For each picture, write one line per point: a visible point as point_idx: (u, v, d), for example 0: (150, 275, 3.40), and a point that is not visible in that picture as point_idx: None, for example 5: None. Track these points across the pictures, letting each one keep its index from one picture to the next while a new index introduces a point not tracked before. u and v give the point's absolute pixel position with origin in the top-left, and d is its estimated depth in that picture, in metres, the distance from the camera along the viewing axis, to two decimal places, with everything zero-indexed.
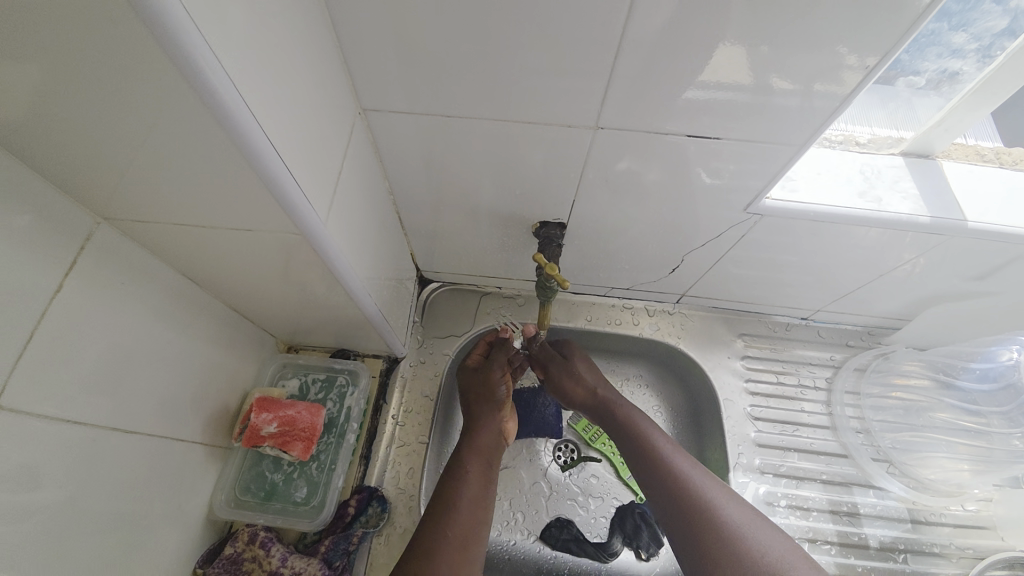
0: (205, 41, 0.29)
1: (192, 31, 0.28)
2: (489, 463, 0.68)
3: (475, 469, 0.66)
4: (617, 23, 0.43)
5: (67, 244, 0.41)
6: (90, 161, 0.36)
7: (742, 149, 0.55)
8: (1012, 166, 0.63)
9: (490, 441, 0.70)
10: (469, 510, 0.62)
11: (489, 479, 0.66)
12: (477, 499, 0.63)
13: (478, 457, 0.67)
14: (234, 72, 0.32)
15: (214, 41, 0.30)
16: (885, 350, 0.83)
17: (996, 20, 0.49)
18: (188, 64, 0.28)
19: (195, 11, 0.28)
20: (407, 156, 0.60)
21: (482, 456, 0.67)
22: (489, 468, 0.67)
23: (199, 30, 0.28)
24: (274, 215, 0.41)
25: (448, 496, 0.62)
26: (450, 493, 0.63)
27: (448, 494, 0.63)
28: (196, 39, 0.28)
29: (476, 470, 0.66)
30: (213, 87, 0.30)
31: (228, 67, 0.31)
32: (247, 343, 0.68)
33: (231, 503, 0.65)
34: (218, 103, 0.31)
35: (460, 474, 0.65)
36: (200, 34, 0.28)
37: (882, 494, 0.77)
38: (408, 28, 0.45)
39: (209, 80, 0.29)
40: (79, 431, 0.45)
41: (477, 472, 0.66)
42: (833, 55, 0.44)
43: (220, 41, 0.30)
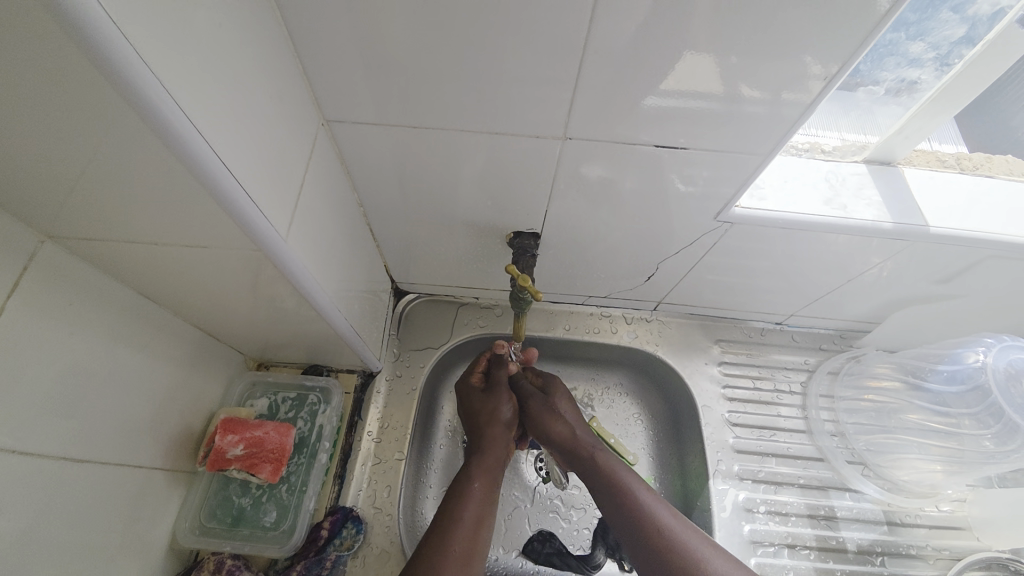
0: (138, 50, 0.27)
1: (127, 46, 0.26)
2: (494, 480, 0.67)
3: (481, 486, 0.65)
4: (582, 33, 0.43)
5: (7, 265, 0.39)
6: (25, 177, 0.34)
7: (712, 159, 0.55)
8: (972, 172, 0.65)
9: (499, 460, 0.69)
10: (470, 529, 0.60)
11: (494, 497, 0.65)
12: (479, 516, 0.62)
13: (486, 476, 0.66)
14: (176, 83, 0.30)
15: (152, 53, 0.28)
16: (857, 353, 0.84)
17: (954, 28, 0.50)
18: (127, 76, 0.27)
19: (121, 17, 0.26)
20: (375, 167, 0.59)
21: (489, 474, 0.66)
22: (494, 487, 0.66)
23: (127, 38, 0.26)
24: (234, 234, 0.40)
25: (452, 514, 0.61)
26: (455, 511, 0.61)
27: (452, 511, 0.61)
28: (126, 48, 0.26)
29: (483, 487, 0.65)
30: (153, 99, 0.28)
31: (167, 79, 0.30)
32: (213, 362, 0.66)
33: (196, 530, 0.62)
34: (162, 115, 0.29)
35: (465, 491, 0.63)
36: (130, 43, 0.27)
37: (858, 497, 0.77)
38: (370, 37, 0.44)
39: (149, 91, 0.28)
40: (30, 463, 0.42)
41: (482, 489, 0.64)
42: (797, 64, 0.45)
43: (158, 51, 0.29)
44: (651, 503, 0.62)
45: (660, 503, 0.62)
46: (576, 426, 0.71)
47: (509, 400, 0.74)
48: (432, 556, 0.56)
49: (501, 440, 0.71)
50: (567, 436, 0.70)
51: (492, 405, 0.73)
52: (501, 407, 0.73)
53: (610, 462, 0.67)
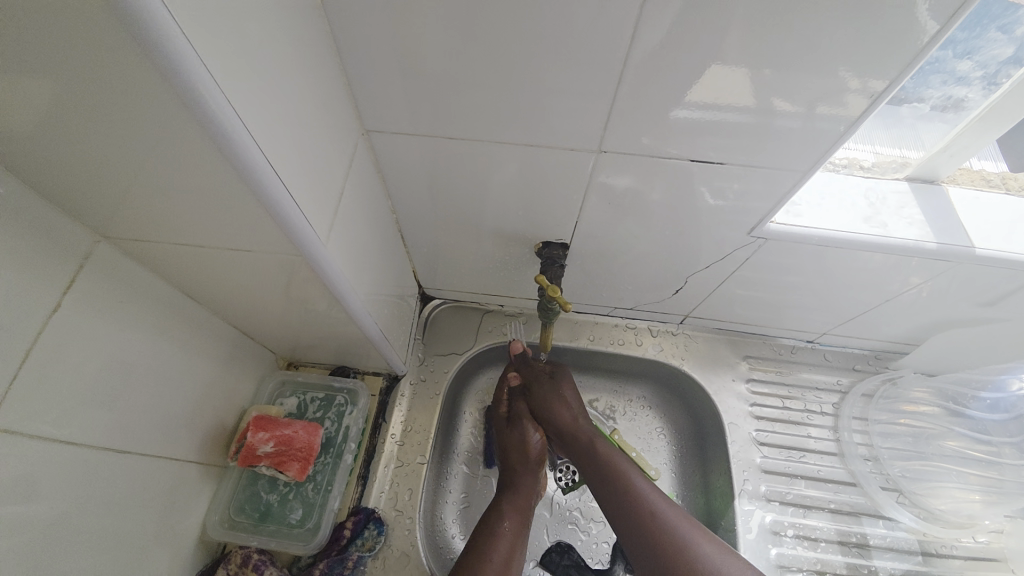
0: (202, 61, 0.29)
1: (192, 57, 0.28)
2: (525, 516, 0.67)
3: (512, 523, 0.65)
4: (619, 47, 0.43)
5: (65, 262, 0.41)
6: (89, 180, 0.36)
7: (747, 173, 0.55)
8: (1018, 192, 0.63)
9: (528, 495, 0.70)
10: (503, 566, 0.60)
11: (525, 533, 0.65)
12: (511, 553, 0.62)
13: (516, 512, 0.67)
14: (232, 92, 0.32)
15: (213, 64, 0.30)
16: (892, 375, 0.81)
17: (1002, 47, 0.49)
18: (189, 86, 0.28)
19: (189, 30, 0.28)
20: (409, 175, 0.60)
21: (519, 512, 0.67)
22: (525, 523, 0.67)
23: (194, 49, 0.28)
24: (276, 237, 0.41)
25: (481, 552, 0.61)
26: (486, 546, 0.61)
27: (484, 546, 0.61)
28: (191, 59, 0.28)
29: (513, 523, 0.65)
30: (211, 107, 0.30)
31: (225, 88, 0.31)
32: (247, 360, 0.68)
33: (224, 524, 0.64)
34: (219, 122, 0.31)
35: (496, 528, 0.64)
36: (195, 54, 0.28)
37: (892, 525, 0.74)
38: (411, 50, 0.45)
39: (208, 100, 0.30)
40: (73, 451, 0.44)
41: (513, 526, 0.65)
42: (834, 79, 0.44)
43: (218, 63, 0.30)
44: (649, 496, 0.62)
45: (658, 495, 0.62)
46: (581, 417, 0.71)
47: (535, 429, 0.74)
48: None
49: (529, 474, 0.71)
50: (572, 425, 0.70)
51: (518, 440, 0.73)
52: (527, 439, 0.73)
53: (613, 454, 0.67)
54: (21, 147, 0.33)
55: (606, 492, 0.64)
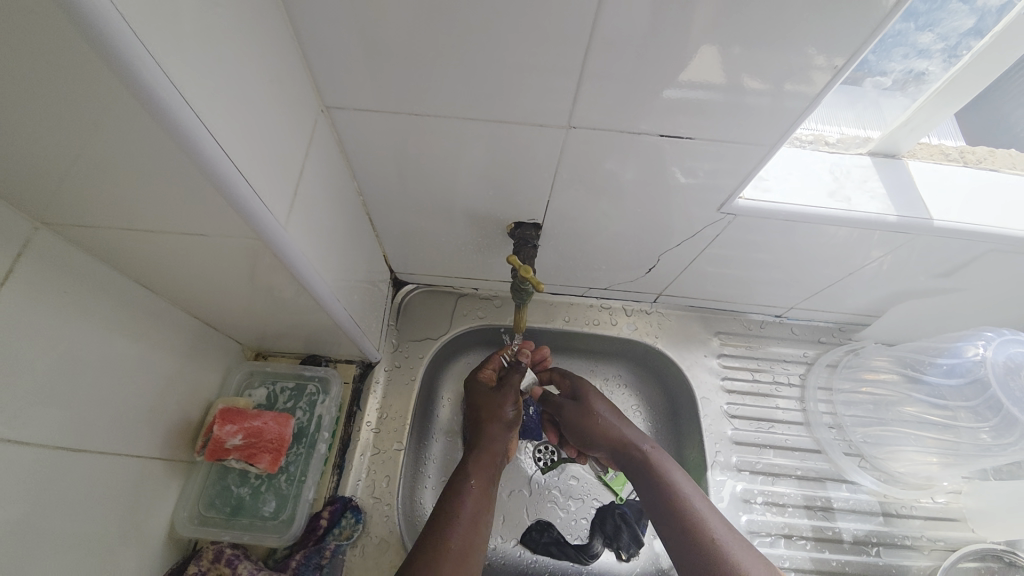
0: (135, 30, 0.26)
1: (122, 24, 0.25)
2: (491, 478, 0.67)
3: (478, 484, 0.65)
4: (588, 21, 0.42)
5: (1, 252, 0.38)
6: (17, 161, 0.33)
7: (718, 149, 0.54)
8: (975, 165, 0.65)
9: (496, 459, 0.69)
10: (468, 527, 0.60)
11: (491, 495, 0.65)
12: (477, 515, 0.62)
13: (482, 473, 0.66)
14: (175, 65, 0.29)
15: (149, 34, 0.27)
16: (855, 346, 0.85)
17: (963, 19, 0.50)
18: (122, 57, 0.26)
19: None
20: (375, 156, 0.58)
21: (487, 473, 0.66)
22: (492, 484, 0.66)
23: (123, 16, 0.25)
24: (232, 221, 0.39)
25: (448, 511, 0.61)
26: (450, 511, 0.61)
27: (448, 509, 0.61)
28: (121, 27, 0.25)
29: (479, 485, 0.65)
30: (151, 82, 0.28)
31: (165, 62, 0.29)
32: (210, 352, 0.65)
33: (194, 520, 0.62)
34: (161, 99, 0.28)
35: (462, 489, 0.64)
36: (128, 24, 0.26)
37: (855, 488, 0.78)
38: (371, 22, 0.43)
39: (145, 73, 0.27)
40: (27, 453, 0.42)
41: (479, 486, 0.65)
42: (802, 57, 0.44)
43: (156, 33, 0.28)
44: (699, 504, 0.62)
45: (701, 502, 0.62)
46: (618, 424, 0.72)
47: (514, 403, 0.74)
48: (424, 555, 0.56)
49: (500, 440, 0.71)
50: (614, 434, 0.71)
51: (495, 406, 0.73)
52: (505, 407, 0.72)
53: (662, 462, 0.67)
54: None
55: (653, 500, 0.64)
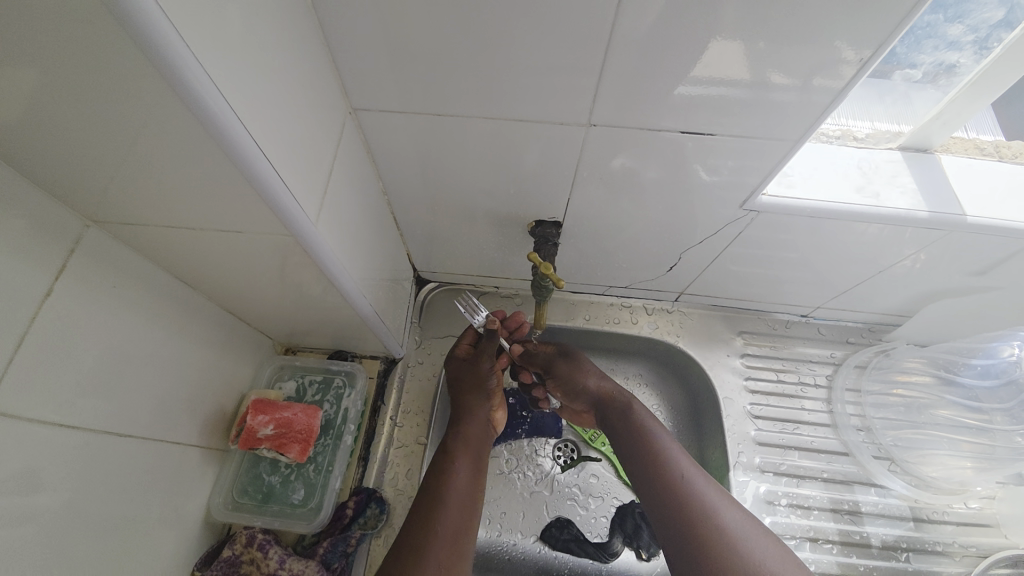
0: (184, 39, 0.28)
1: (172, 34, 0.27)
2: (477, 456, 0.68)
3: (465, 463, 0.66)
4: (607, 20, 0.43)
5: (55, 249, 0.41)
6: (71, 161, 0.35)
7: (741, 146, 0.54)
8: (1012, 159, 0.63)
9: (480, 433, 0.71)
10: (456, 506, 0.61)
11: (478, 471, 0.67)
12: (465, 493, 0.63)
13: (468, 452, 0.67)
14: (216, 69, 0.31)
15: (196, 45, 0.29)
16: (886, 347, 0.82)
17: (992, 11, 0.48)
18: (171, 66, 0.28)
19: (170, 9, 0.27)
20: (399, 156, 0.60)
21: (471, 450, 0.67)
22: (477, 459, 0.68)
23: (174, 26, 0.27)
24: (266, 219, 0.41)
25: (435, 492, 0.62)
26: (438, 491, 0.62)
27: (436, 490, 0.62)
28: (172, 38, 0.27)
29: (466, 464, 0.66)
30: (196, 88, 0.30)
31: (208, 67, 0.31)
32: (243, 346, 0.68)
33: (228, 505, 0.65)
34: (205, 103, 0.31)
35: (449, 468, 0.65)
36: (177, 33, 0.28)
37: (884, 492, 0.76)
38: (396, 26, 0.45)
39: (190, 80, 0.29)
40: (76, 436, 0.45)
41: (466, 466, 0.66)
42: (831, 50, 0.44)
43: (202, 42, 0.30)
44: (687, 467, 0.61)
45: (687, 462, 0.62)
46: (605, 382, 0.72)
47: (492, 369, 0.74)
48: (414, 539, 0.57)
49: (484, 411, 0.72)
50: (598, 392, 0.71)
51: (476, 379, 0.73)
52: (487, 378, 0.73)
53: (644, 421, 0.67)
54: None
55: (637, 459, 0.64)
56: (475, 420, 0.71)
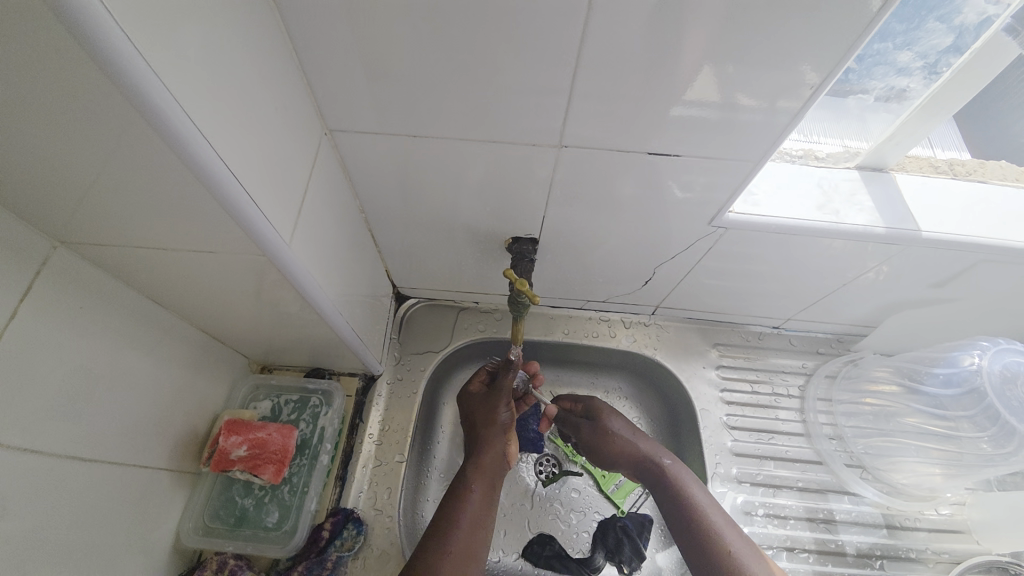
0: (149, 61, 0.29)
1: (138, 58, 0.28)
2: (493, 483, 0.68)
3: (479, 491, 0.65)
4: (574, 44, 0.44)
5: (20, 270, 0.40)
6: (38, 183, 0.35)
7: (708, 165, 0.56)
8: (965, 177, 0.66)
9: (497, 463, 0.69)
10: (467, 535, 0.61)
11: (492, 501, 0.66)
12: (476, 520, 0.63)
13: (483, 479, 0.66)
14: (183, 90, 0.31)
15: (164, 69, 0.30)
16: (854, 357, 0.85)
17: (942, 37, 0.51)
18: (139, 88, 0.28)
19: (133, 32, 0.27)
20: (377, 175, 0.60)
21: (488, 478, 0.67)
22: (492, 489, 0.67)
23: (138, 48, 0.28)
24: (239, 239, 0.41)
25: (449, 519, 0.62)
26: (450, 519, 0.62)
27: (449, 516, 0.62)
28: (138, 61, 0.28)
29: (480, 492, 0.66)
30: (165, 109, 0.30)
31: (177, 90, 0.31)
32: (217, 365, 0.67)
33: (199, 531, 0.63)
34: (173, 125, 0.31)
35: (464, 495, 0.64)
36: (142, 53, 0.28)
37: (857, 500, 0.78)
38: (370, 48, 0.46)
39: (158, 102, 0.29)
40: (39, 461, 0.43)
41: (479, 495, 0.65)
42: (796, 74, 0.46)
43: (170, 65, 0.30)
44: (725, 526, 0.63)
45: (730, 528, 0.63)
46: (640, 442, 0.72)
47: (508, 405, 0.72)
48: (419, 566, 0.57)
49: (501, 443, 0.70)
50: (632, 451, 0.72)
51: (490, 411, 0.72)
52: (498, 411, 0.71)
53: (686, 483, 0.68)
54: None
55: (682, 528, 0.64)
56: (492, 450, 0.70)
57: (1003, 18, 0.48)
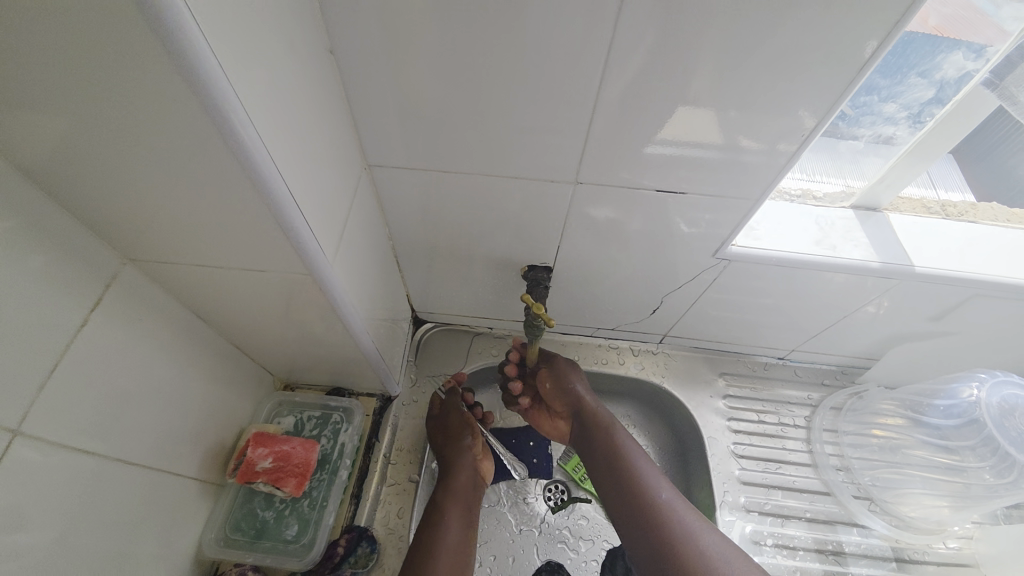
0: (241, 99, 0.34)
1: (233, 99, 0.33)
2: (467, 506, 0.70)
3: (454, 514, 0.68)
4: (592, 93, 0.50)
5: (94, 283, 0.45)
6: (124, 206, 0.40)
7: (711, 202, 0.61)
8: (956, 218, 0.70)
9: (467, 484, 0.72)
10: (450, 556, 0.63)
11: (469, 522, 0.69)
12: (457, 543, 0.65)
13: (456, 502, 0.69)
14: (265, 131, 0.37)
15: (251, 107, 0.35)
16: (858, 389, 0.87)
17: (923, 90, 0.56)
18: (229, 124, 0.33)
19: (234, 77, 0.33)
20: (406, 205, 0.66)
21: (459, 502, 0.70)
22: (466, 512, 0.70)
23: (235, 89, 0.33)
24: (289, 259, 0.46)
25: (429, 541, 0.64)
26: (433, 541, 0.64)
27: (429, 539, 0.64)
28: (234, 101, 0.33)
29: (455, 514, 0.68)
30: (248, 142, 0.35)
31: (258, 125, 0.36)
32: (246, 380, 0.70)
33: (220, 542, 0.65)
34: (253, 154, 0.36)
35: (440, 521, 0.67)
36: (236, 93, 0.33)
37: (866, 532, 0.78)
38: (410, 94, 0.52)
39: (243, 136, 0.34)
40: (88, 460, 0.47)
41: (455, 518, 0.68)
42: (796, 119, 0.51)
43: (256, 105, 0.36)
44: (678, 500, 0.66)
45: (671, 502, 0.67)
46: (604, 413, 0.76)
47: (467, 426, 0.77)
48: None
49: (466, 464, 0.73)
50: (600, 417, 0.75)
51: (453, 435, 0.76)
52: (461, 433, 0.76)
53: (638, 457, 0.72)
54: (72, 177, 0.37)
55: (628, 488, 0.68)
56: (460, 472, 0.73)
57: (982, 72, 0.52)
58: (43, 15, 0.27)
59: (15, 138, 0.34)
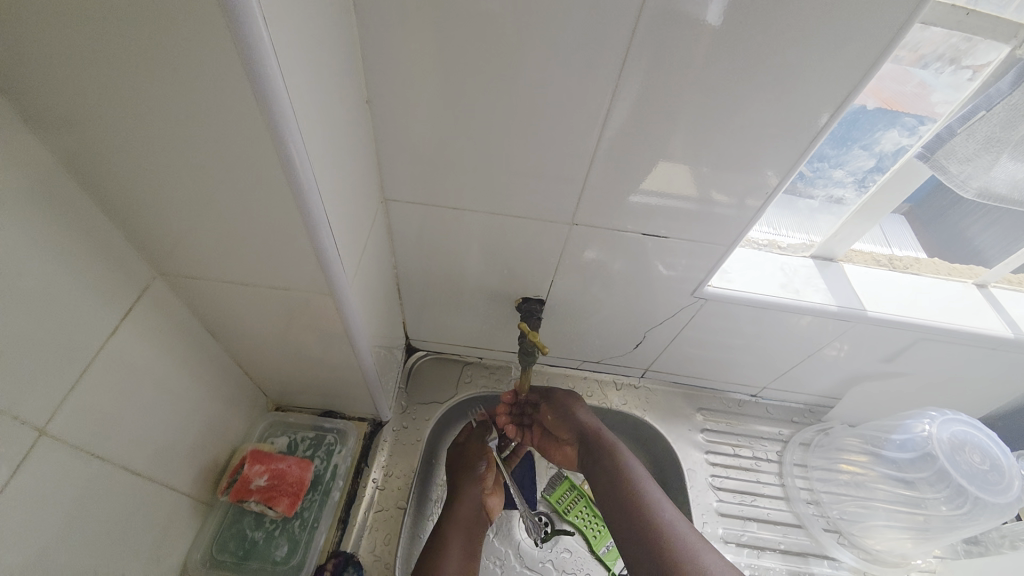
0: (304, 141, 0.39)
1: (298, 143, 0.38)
2: (469, 536, 0.76)
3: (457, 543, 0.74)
4: (589, 147, 0.57)
5: (127, 293, 0.48)
6: (168, 223, 0.44)
7: (690, 248, 0.68)
8: (902, 270, 0.79)
9: (471, 514, 0.78)
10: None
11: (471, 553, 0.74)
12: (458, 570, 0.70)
13: (460, 531, 0.75)
14: (320, 172, 0.42)
15: (310, 148, 0.40)
16: (825, 427, 0.93)
17: (866, 160, 0.66)
18: (292, 163, 0.38)
19: (302, 125, 0.38)
20: (414, 238, 0.71)
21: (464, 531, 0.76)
22: (469, 541, 0.75)
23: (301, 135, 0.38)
24: (313, 280, 0.50)
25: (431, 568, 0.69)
26: (434, 567, 0.69)
27: (430, 565, 0.70)
28: (299, 145, 0.38)
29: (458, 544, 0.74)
30: (303, 179, 0.40)
31: (314, 166, 0.41)
32: (243, 400, 0.72)
33: (207, 563, 0.65)
34: (306, 189, 0.41)
35: (443, 548, 0.72)
36: (301, 138, 0.38)
37: (836, 565, 0.82)
38: (430, 141, 0.58)
39: (301, 175, 0.39)
40: (99, 466, 0.48)
41: (458, 546, 0.73)
42: (763, 177, 0.59)
43: (314, 146, 0.41)
44: (681, 527, 0.68)
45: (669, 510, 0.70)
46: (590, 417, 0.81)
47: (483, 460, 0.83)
48: None
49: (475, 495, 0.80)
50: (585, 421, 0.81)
51: (470, 463, 0.83)
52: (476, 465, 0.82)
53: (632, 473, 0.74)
54: (132, 194, 0.42)
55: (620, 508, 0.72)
56: (467, 501, 0.79)
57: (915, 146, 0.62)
58: (150, 60, 0.32)
59: (93, 158, 0.39)
